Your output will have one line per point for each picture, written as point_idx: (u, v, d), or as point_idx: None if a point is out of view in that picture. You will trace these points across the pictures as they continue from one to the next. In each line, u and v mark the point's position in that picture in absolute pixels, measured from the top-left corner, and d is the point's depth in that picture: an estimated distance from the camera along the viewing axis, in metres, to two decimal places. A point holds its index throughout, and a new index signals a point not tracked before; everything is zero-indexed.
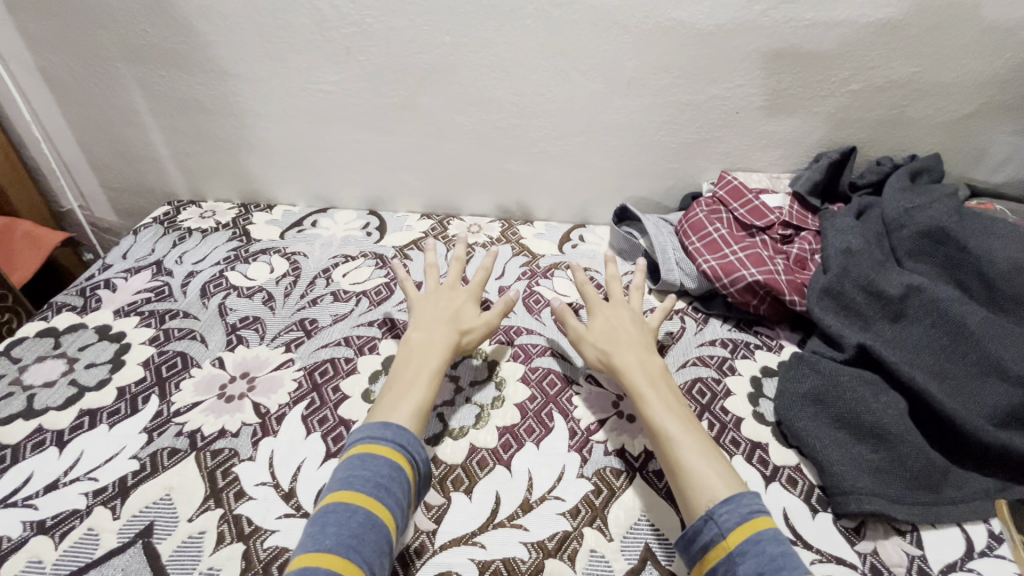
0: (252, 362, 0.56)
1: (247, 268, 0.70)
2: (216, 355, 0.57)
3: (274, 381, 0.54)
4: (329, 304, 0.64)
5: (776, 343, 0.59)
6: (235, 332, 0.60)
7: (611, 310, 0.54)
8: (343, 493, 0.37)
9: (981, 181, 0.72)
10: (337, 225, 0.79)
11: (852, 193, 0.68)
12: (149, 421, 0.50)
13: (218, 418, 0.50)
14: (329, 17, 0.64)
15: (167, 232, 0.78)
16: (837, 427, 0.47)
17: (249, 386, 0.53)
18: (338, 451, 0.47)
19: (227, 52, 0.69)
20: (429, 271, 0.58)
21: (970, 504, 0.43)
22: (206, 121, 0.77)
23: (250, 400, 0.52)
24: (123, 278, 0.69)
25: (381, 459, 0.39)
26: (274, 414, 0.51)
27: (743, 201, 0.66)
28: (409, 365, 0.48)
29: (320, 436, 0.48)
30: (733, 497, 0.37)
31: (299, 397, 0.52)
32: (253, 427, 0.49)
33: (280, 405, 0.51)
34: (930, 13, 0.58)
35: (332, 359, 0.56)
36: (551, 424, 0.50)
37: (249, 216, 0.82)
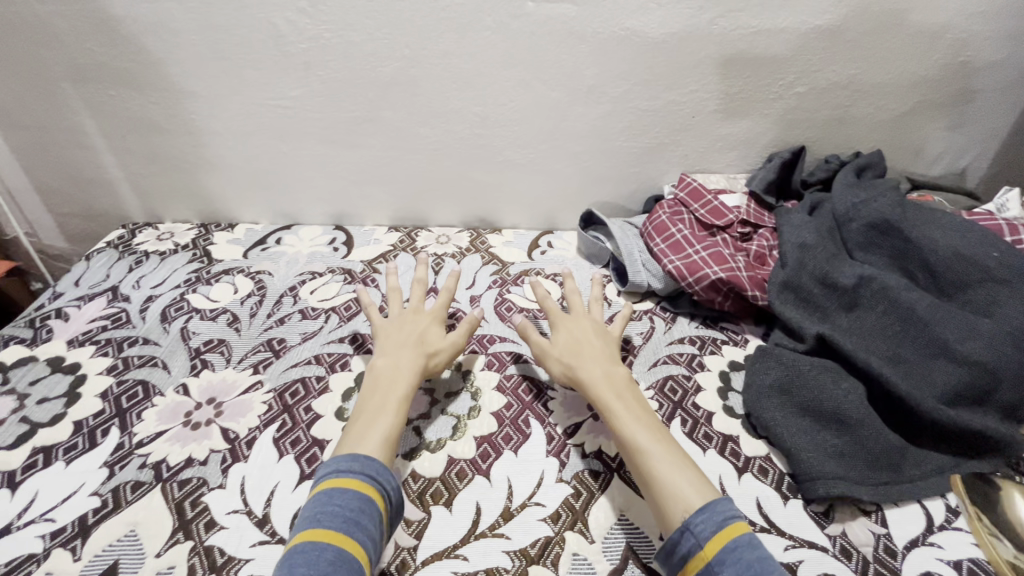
0: (219, 387, 0.55)
1: (211, 290, 0.68)
2: (180, 382, 0.55)
3: (243, 404, 0.53)
4: (297, 322, 0.62)
5: (741, 337, 0.61)
6: (199, 357, 0.58)
7: (573, 323, 0.55)
8: (311, 531, 0.36)
9: (922, 174, 0.76)
10: (303, 241, 0.78)
11: (804, 190, 0.71)
12: (110, 455, 0.48)
13: (184, 446, 0.49)
14: (287, 32, 0.63)
15: (121, 256, 0.75)
16: (802, 415, 0.49)
17: (216, 412, 0.52)
18: (313, 472, 0.46)
19: (180, 68, 0.67)
20: (392, 295, 0.59)
21: (928, 481, 0.45)
22: (161, 141, 0.75)
23: (218, 426, 0.50)
24: (76, 306, 0.66)
25: (349, 493, 0.39)
26: (244, 439, 0.49)
27: (703, 201, 0.68)
28: (376, 392, 0.48)
29: (293, 458, 0.47)
30: (710, 505, 0.38)
31: (269, 420, 0.51)
32: (222, 454, 0.48)
33: (250, 429, 0.50)
34: (865, 19, 0.61)
35: (303, 378, 0.55)
36: (529, 431, 0.50)
37: (209, 237, 0.80)
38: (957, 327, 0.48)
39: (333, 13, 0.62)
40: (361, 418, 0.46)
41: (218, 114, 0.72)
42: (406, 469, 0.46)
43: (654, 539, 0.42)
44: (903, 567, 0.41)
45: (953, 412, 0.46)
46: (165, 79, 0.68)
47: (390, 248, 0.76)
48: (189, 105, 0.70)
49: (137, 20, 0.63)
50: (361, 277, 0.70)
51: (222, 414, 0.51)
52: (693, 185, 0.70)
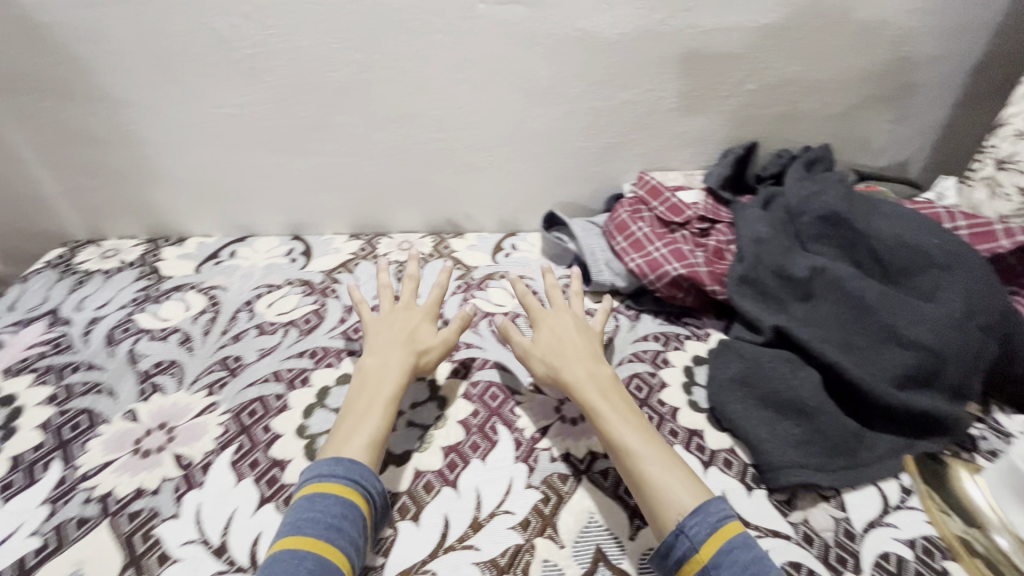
0: (171, 411, 0.52)
1: (163, 309, 0.65)
2: (129, 408, 0.53)
3: (196, 427, 0.50)
4: (254, 338, 0.60)
5: (704, 332, 0.62)
6: (149, 380, 0.55)
7: (556, 318, 0.55)
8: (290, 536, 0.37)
9: (868, 165, 0.79)
10: (258, 253, 0.76)
11: (757, 185, 0.73)
12: (54, 490, 0.45)
13: (133, 476, 0.46)
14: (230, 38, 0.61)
15: (61, 277, 0.71)
16: (764, 406, 0.50)
17: (168, 437, 0.49)
18: (273, 495, 0.44)
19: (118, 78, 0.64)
20: (382, 292, 0.58)
21: (884, 464, 0.47)
22: (100, 153, 0.71)
23: (170, 452, 0.48)
24: (12, 333, 0.62)
25: (331, 498, 0.39)
26: (199, 464, 0.47)
27: (662, 199, 0.69)
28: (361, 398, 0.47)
29: (252, 481, 0.45)
30: (701, 507, 0.39)
31: (226, 442, 0.49)
32: (175, 482, 0.45)
33: (205, 453, 0.48)
34: (808, 17, 0.63)
35: (260, 397, 0.53)
36: (496, 437, 0.49)
37: (158, 252, 0.76)
38: (905, 314, 0.50)
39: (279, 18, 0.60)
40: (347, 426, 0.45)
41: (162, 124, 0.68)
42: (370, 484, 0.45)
43: (623, 540, 0.42)
44: (862, 549, 0.42)
45: (903, 396, 0.48)
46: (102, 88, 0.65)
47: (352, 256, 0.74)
48: (130, 116, 0.67)
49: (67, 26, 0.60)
50: (321, 288, 0.68)
51: (178, 440, 0.49)
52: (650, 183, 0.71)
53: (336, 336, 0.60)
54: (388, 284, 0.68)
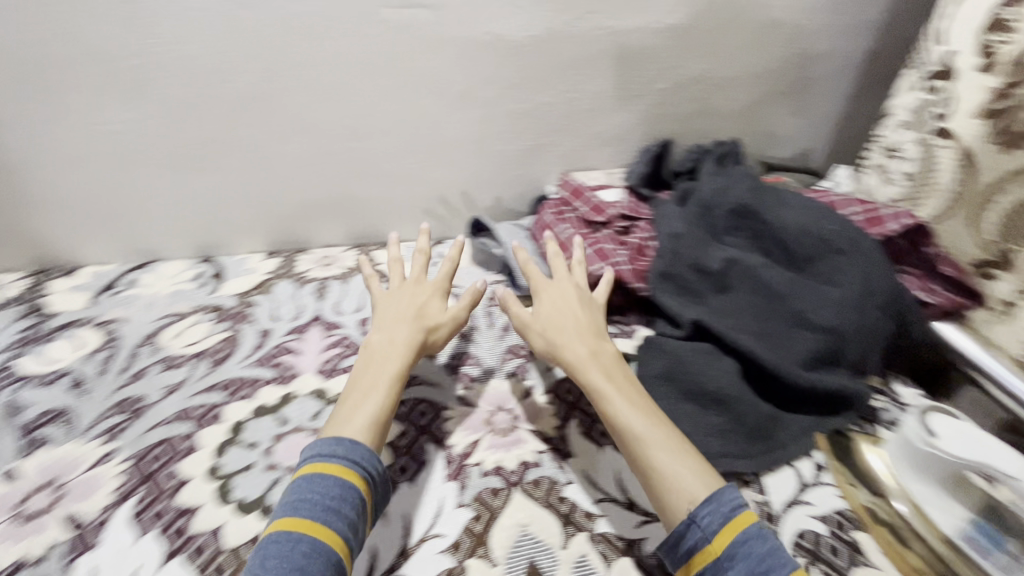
0: (60, 465, 0.47)
1: (50, 350, 0.59)
2: (12, 467, 0.47)
3: (91, 480, 0.45)
4: (158, 375, 0.55)
5: (630, 329, 0.63)
6: (33, 432, 0.50)
7: (558, 293, 0.56)
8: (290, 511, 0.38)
9: (776, 157, 0.83)
10: (162, 279, 0.70)
11: (675, 181, 0.74)
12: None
13: (16, 544, 0.41)
14: (113, 50, 0.56)
15: None
16: (687, 399, 0.51)
17: (57, 496, 0.44)
18: (180, 547, 0.41)
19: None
20: (393, 267, 0.59)
21: (799, 444, 0.49)
22: None
23: (59, 512, 0.43)
24: None
25: (330, 479, 0.40)
26: (94, 523, 0.43)
27: (584, 200, 0.70)
28: (366, 374, 0.48)
29: (156, 534, 0.42)
30: (715, 496, 0.40)
31: (126, 494, 0.44)
32: (67, 545, 0.41)
33: (100, 509, 0.43)
34: (709, 17, 0.66)
35: (165, 440, 0.49)
36: (425, 458, 0.48)
37: (44, 286, 0.68)
38: (810, 299, 0.53)
39: (168, 28, 0.55)
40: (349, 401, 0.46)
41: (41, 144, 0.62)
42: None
43: (556, 550, 0.42)
44: (782, 528, 0.44)
45: (812, 376, 0.51)
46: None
47: (266, 275, 0.70)
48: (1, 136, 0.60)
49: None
50: (233, 312, 0.63)
51: (67, 498, 0.44)
52: (572, 186, 0.72)
53: (251, 364, 0.56)
54: (309, 304, 0.64)
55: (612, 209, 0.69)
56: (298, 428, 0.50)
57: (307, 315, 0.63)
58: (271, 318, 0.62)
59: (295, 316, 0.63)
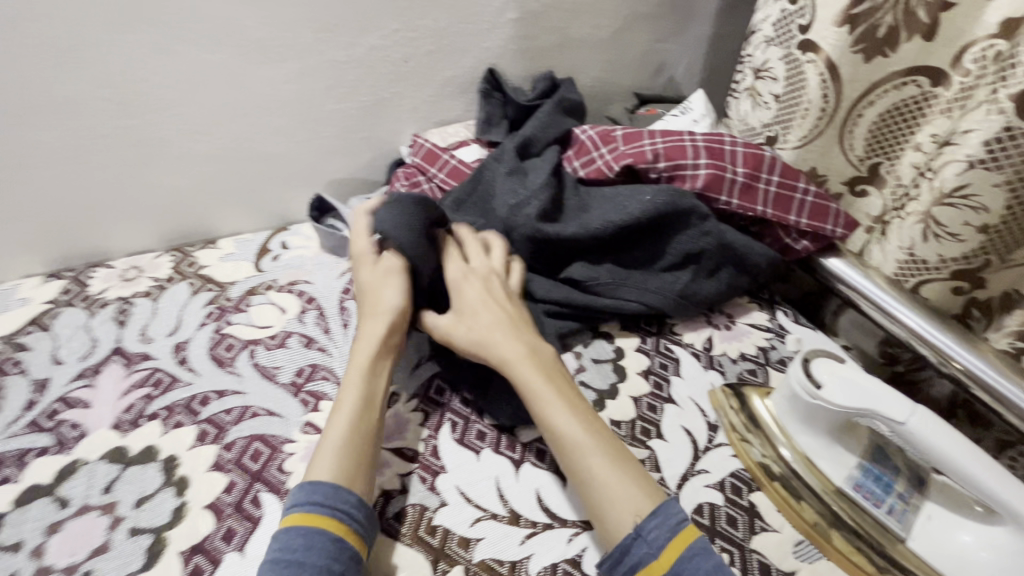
0: (201, 431, 0.51)
1: (183, 312, 0.63)
2: (163, 417, 0.52)
3: (232, 446, 0.50)
4: (299, 350, 0.59)
5: (763, 355, 0.61)
6: (176, 396, 0.54)
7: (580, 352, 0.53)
8: (304, 526, 0.40)
9: (926, 106, 0.60)
10: (313, 241, 0.74)
11: (740, 198, 0.63)
12: (98, 502, 0.46)
13: (159, 503, 0.46)
14: (273, 38, 0.64)
15: (81, 279, 0.67)
16: (831, 445, 0.48)
17: (194, 463, 0.49)
18: (260, 516, 0.45)
19: (124, 60, 0.59)
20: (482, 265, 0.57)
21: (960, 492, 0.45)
22: (96, 146, 0.64)
23: (191, 481, 0.47)
24: (37, 337, 0.60)
25: (292, 531, 0.40)
26: (241, 487, 0.47)
27: (720, 162, 0.62)
28: (552, 376, 0.50)
29: (271, 520, 0.45)
30: (662, 509, 0.42)
31: (237, 479, 0.48)
32: (209, 510, 0.45)
33: (226, 485, 0.47)
34: None
35: (280, 429, 0.52)
36: (547, 474, 0.50)
37: (193, 256, 0.71)
38: None
39: (321, 19, 0.65)
40: (540, 398, 0.48)
41: (175, 110, 0.65)
42: (407, 503, 0.47)
43: None
44: None
45: None
46: (96, 73, 0.59)
47: None
48: (131, 104, 0.63)
49: (36, 6, 0.53)
50: (348, 289, 0.67)
51: (211, 457, 0.49)
52: (613, 192, 0.63)
53: None
54: None
55: (667, 204, 0.59)
56: (420, 409, 0.54)
57: None
58: None
59: None
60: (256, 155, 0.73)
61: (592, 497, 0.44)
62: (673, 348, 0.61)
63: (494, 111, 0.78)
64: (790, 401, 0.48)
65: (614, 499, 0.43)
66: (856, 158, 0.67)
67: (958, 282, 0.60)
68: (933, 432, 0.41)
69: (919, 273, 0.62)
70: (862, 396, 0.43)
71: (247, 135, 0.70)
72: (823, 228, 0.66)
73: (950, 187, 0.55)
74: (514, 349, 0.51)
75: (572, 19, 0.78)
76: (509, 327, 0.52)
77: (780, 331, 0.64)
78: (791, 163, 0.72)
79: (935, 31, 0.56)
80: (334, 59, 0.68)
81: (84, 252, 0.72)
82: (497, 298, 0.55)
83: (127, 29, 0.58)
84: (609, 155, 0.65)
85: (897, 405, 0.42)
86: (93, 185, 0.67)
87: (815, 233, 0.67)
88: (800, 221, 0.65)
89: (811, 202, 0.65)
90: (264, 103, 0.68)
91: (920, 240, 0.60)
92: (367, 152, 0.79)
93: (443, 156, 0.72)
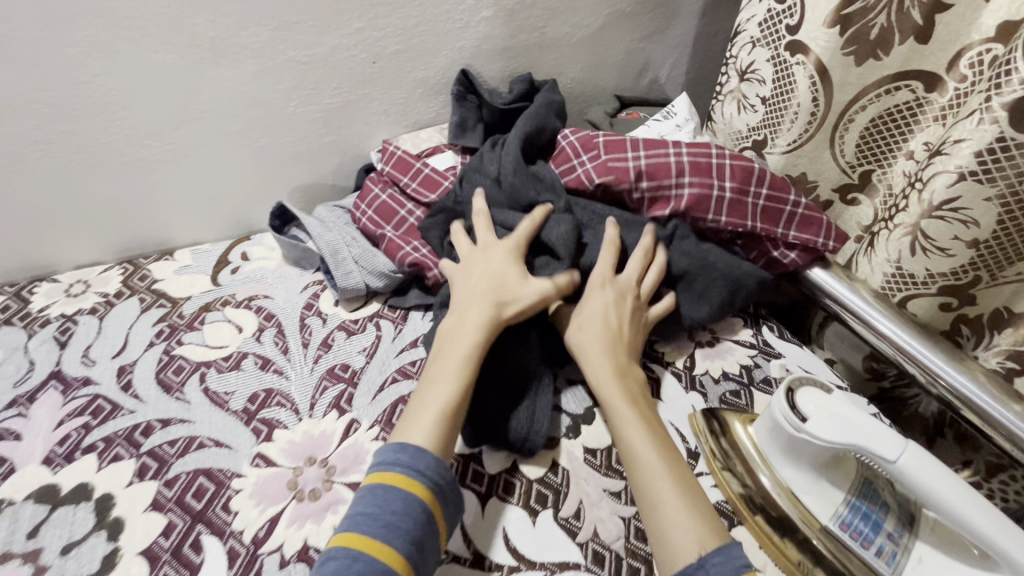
0: (140, 466, 0.47)
1: (131, 331, 0.59)
2: (100, 450, 0.48)
3: (173, 482, 0.46)
4: (255, 372, 0.55)
5: (746, 374, 0.58)
6: (115, 426, 0.50)
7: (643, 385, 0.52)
8: (404, 490, 0.41)
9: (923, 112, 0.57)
10: (276, 252, 0.70)
11: (726, 216, 0.60)
12: (22, 549, 0.42)
13: (88, 549, 0.42)
14: (227, 37, 0.60)
15: (22, 295, 0.63)
16: (816, 479, 0.45)
17: (131, 502, 0.45)
18: (199, 562, 0.42)
19: (60, 59, 0.55)
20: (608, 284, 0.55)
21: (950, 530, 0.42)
22: (36, 152, 0.59)
23: (126, 523, 0.44)
24: None
25: (391, 488, 0.41)
26: (180, 530, 0.43)
27: (706, 180, 0.59)
28: (637, 400, 0.49)
29: (211, 567, 0.41)
30: (726, 548, 0.39)
31: (177, 520, 0.44)
32: (143, 557, 0.42)
33: (164, 528, 0.43)
34: None
35: (227, 462, 0.48)
36: (516, 509, 0.46)
37: (146, 269, 0.67)
38: None
39: (279, 17, 0.60)
40: (621, 415, 0.48)
41: (121, 115, 0.60)
42: None
43: None
44: None
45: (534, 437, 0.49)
46: (28, 74, 0.54)
47: (325, 246, 0.63)
48: (72, 108, 0.58)
49: None
50: (310, 304, 0.63)
51: (150, 495, 0.45)
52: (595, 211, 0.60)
53: (327, 370, 0.56)
54: (399, 313, 0.63)
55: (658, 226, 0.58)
56: (381, 438, 0.50)
57: (385, 327, 0.61)
58: (346, 313, 0.62)
59: (382, 327, 0.61)
60: (213, 161, 0.68)
61: (656, 521, 0.42)
62: (653, 366, 0.58)
63: (468, 115, 0.74)
64: (773, 431, 0.46)
65: (681, 524, 0.41)
66: (846, 164, 0.64)
67: (948, 298, 0.58)
68: (926, 470, 0.38)
69: (909, 288, 0.60)
70: (852, 429, 0.41)
71: (204, 140, 0.66)
72: (813, 241, 0.64)
73: (941, 200, 0.52)
74: (611, 366, 0.51)
75: (551, 17, 0.75)
76: (615, 350, 0.52)
77: (765, 348, 0.61)
78: (780, 168, 0.69)
79: (929, 34, 0.53)
80: (295, 58, 0.64)
81: (28, 264, 0.67)
82: (614, 317, 0.54)
83: (62, 26, 0.53)
84: (590, 165, 0.60)
85: (889, 441, 0.39)
86: (33, 194, 0.62)
87: (805, 246, 0.64)
88: (788, 233, 0.63)
89: (800, 214, 0.63)
90: (222, 106, 0.64)
91: (908, 254, 0.58)
92: (334, 156, 0.75)
93: (416, 164, 0.66)
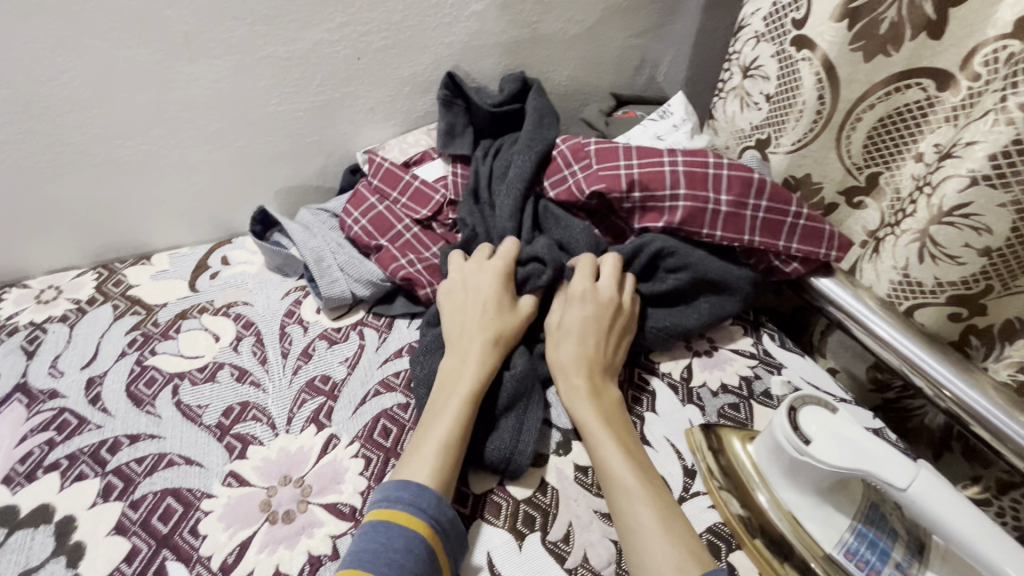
0: (104, 486, 0.45)
1: (102, 340, 0.56)
2: (64, 469, 0.46)
3: (139, 503, 0.44)
4: (230, 385, 0.53)
5: (746, 386, 0.56)
6: (80, 443, 0.48)
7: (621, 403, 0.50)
8: (406, 527, 0.39)
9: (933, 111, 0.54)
10: (257, 256, 0.67)
11: (721, 226, 0.57)
12: None
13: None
14: (201, 32, 0.57)
15: None
16: (819, 503, 0.42)
17: (94, 526, 0.42)
18: None
19: (23, 56, 0.52)
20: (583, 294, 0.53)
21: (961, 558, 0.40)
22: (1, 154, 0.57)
23: (87, 548, 0.41)
24: None
25: (392, 525, 0.39)
26: (144, 556, 0.41)
27: (699, 192, 0.57)
28: (613, 420, 0.47)
29: None
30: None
31: (141, 546, 0.41)
32: None
33: (127, 553, 0.41)
34: None
35: (197, 483, 0.45)
36: (501, 532, 0.44)
37: (121, 273, 0.64)
38: None
39: (257, 11, 0.58)
40: (596, 436, 0.46)
41: (92, 114, 0.58)
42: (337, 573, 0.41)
43: None
44: None
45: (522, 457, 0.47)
46: None
47: (308, 254, 0.60)
48: (39, 108, 0.55)
49: None
50: (291, 311, 0.60)
51: (114, 518, 0.43)
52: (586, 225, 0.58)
53: (307, 383, 0.53)
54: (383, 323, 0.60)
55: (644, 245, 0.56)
56: (361, 455, 0.48)
57: (370, 337, 0.58)
58: (329, 321, 0.60)
59: (366, 337, 0.58)
60: (192, 162, 0.65)
61: (633, 550, 0.40)
62: (648, 379, 0.55)
63: (457, 120, 0.70)
64: (773, 452, 0.43)
65: (660, 552, 0.39)
66: (853, 165, 0.62)
67: (957, 308, 0.55)
68: (937, 500, 0.35)
69: (914, 296, 0.57)
70: (858, 454, 0.38)
71: (180, 140, 0.63)
72: (816, 253, 0.61)
73: (951, 205, 0.50)
74: (586, 384, 0.49)
75: (545, 12, 0.72)
76: (590, 365, 0.50)
77: (766, 358, 0.59)
78: (782, 169, 0.66)
79: (942, 29, 0.50)
80: (274, 55, 0.61)
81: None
82: (593, 329, 0.51)
83: (24, 21, 0.50)
84: (581, 174, 0.59)
85: (898, 468, 0.37)
86: (0, 197, 0.60)
87: (807, 257, 0.61)
88: (790, 245, 0.60)
89: (802, 226, 0.60)
90: (198, 105, 0.61)
91: (915, 261, 0.55)
92: (318, 157, 0.72)
93: (405, 177, 0.65)
